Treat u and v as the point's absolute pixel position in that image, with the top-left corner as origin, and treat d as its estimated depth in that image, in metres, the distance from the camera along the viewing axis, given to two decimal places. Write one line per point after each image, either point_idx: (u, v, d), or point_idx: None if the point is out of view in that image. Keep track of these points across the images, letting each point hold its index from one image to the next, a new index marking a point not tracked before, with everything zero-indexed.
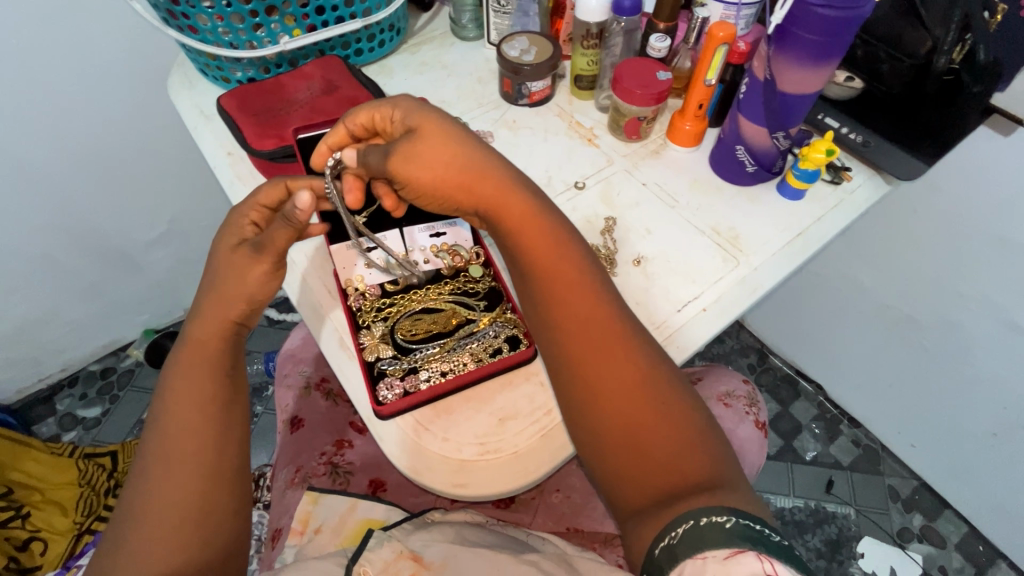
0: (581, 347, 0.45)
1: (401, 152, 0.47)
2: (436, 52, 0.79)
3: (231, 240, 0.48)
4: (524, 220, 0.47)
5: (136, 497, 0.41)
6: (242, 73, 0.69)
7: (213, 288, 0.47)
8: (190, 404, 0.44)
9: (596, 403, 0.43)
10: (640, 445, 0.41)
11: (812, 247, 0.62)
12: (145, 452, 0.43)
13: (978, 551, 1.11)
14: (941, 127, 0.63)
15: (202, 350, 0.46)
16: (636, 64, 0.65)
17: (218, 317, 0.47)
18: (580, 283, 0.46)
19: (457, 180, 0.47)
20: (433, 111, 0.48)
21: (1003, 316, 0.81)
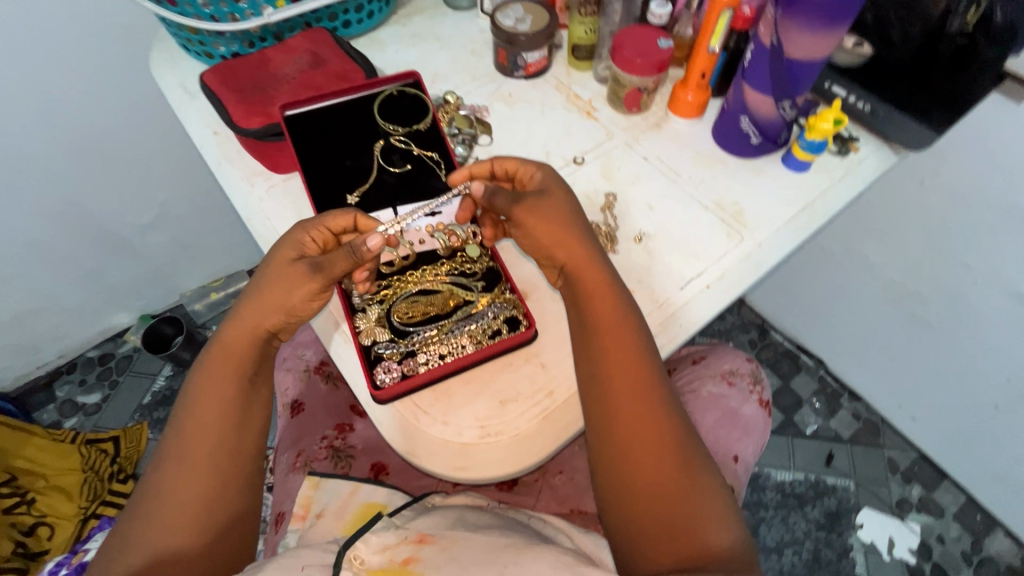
0: (623, 395, 0.44)
1: (524, 204, 0.49)
2: (428, 22, 0.76)
3: (285, 247, 0.48)
4: (592, 273, 0.47)
5: (149, 490, 0.43)
6: (225, 48, 0.66)
7: (255, 293, 0.47)
8: (213, 409, 0.45)
9: (625, 450, 0.43)
10: (663, 502, 0.41)
11: (818, 220, 0.60)
12: (164, 448, 0.44)
13: (976, 521, 1.12)
14: (953, 94, 0.61)
15: (232, 355, 0.46)
16: (636, 31, 0.63)
17: (252, 324, 0.47)
18: (627, 333, 0.46)
19: (558, 236, 0.48)
20: (564, 181, 0.51)
21: (1009, 288, 0.80)
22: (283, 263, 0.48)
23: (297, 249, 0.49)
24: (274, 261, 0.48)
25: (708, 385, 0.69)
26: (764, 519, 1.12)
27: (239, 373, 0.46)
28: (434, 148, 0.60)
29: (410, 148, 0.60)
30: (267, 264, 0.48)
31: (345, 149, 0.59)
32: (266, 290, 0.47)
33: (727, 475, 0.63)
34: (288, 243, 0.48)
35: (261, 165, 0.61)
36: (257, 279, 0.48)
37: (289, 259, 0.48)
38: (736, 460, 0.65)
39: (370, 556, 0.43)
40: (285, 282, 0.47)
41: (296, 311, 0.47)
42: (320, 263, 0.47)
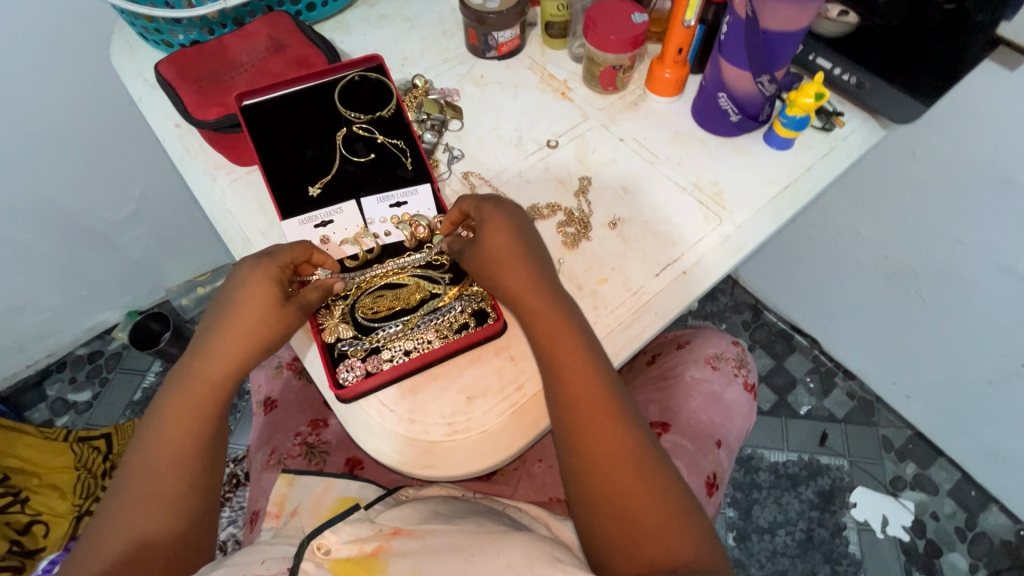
0: (582, 426, 0.43)
1: (468, 250, 0.49)
2: (397, 2, 0.73)
3: (258, 278, 0.45)
4: (534, 295, 0.46)
5: (102, 533, 0.41)
6: (184, 36, 0.64)
7: (226, 327, 0.45)
8: (179, 452, 0.43)
9: (589, 480, 0.42)
10: (631, 525, 0.40)
11: (801, 200, 0.58)
12: (124, 487, 0.42)
13: (970, 497, 1.12)
14: (939, 61, 0.59)
15: (201, 390, 0.44)
16: (609, 6, 0.60)
17: (226, 362, 0.45)
18: (583, 363, 0.44)
19: (500, 268, 0.47)
20: (509, 205, 0.49)
21: (1003, 264, 0.78)
22: (260, 302, 0.45)
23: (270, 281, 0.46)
24: (251, 293, 0.45)
25: (692, 369, 0.67)
26: (758, 500, 1.11)
27: (208, 415, 0.44)
28: (399, 135, 0.58)
29: (374, 136, 0.58)
30: (240, 294, 0.45)
31: (307, 138, 0.56)
32: (240, 325, 0.45)
33: (709, 459, 0.62)
34: (261, 274, 0.45)
35: (223, 157, 0.59)
36: (230, 312, 0.45)
37: (271, 295, 0.45)
38: (719, 445, 0.63)
39: (338, 546, 0.42)
40: (260, 320, 0.45)
41: (268, 347, 0.46)
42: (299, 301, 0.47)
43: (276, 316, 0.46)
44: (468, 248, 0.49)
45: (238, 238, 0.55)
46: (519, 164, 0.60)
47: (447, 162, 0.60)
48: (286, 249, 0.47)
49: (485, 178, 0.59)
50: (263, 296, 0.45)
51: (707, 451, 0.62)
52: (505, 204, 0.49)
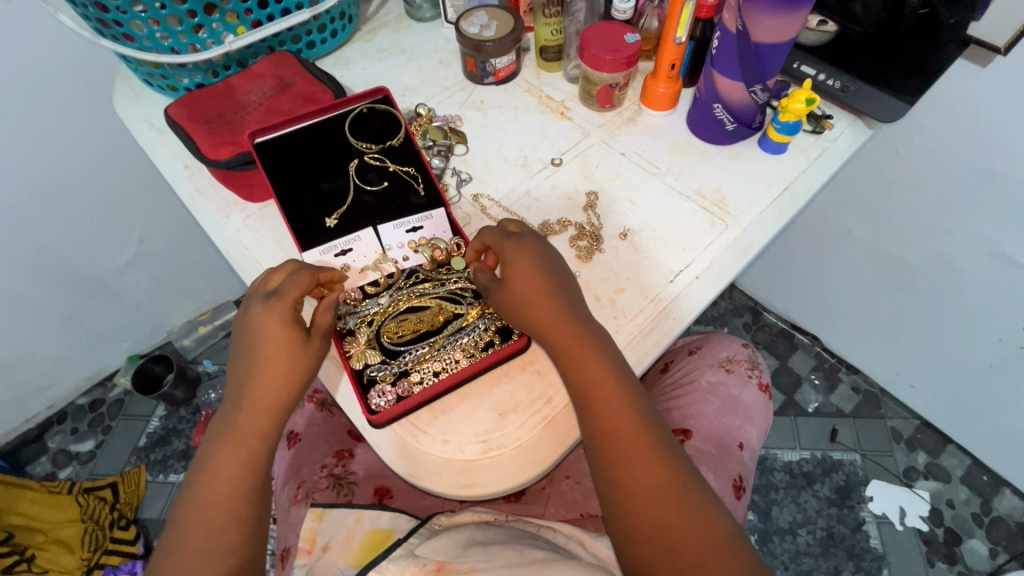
0: (619, 454, 0.43)
1: (494, 290, 0.49)
2: (393, 36, 0.76)
3: (272, 315, 0.45)
4: (566, 328, 0.46)
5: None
6: (189, 79, 0.65)
7: (255, 366, 0.45)
8: (217, 518, 0.41)
9: (630, 512, 0.42)
10: (677, 555, 0.40)
11: (800, 201, 0.60)
12: (176, 539, 0.41)
13: (982, 481, 1.13)
14: (917, 63, 0.62)
15: (244, 432, 0.44)
16: (602, 28, 0.62)
17: (255, 412, 0.44)
18: (619, 394, 0.44)
19: (534, 301, 0.47)
20: (534, 241, 0.49)
21: (992, 249, 0.81)
22: (283, 335, 0.45)
23: (286, 314, 0.46)
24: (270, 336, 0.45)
25: (706, 374, 0.68)
26: (776, 501, 1.12)
27: (244, 471, 0.43)
28: (410, 162, 0.59)
29: (385, 165, 0.59)
30: (258, 340, 0.45)
31: (320, 171, 0.57)
32: (265, 362, 0.45)
33: (734, 462, 0.62)
34: (274, 310, 0.45)
35: (237, 195, 0.60)
36: (252, 360, 0.45)
37: (293, 335, 0.45)
38: (741, 447, 0.64)
39: None
40: (283, 353, 0.45)
41: (299, 378, 0.45)
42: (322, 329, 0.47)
43: (301, 353, 0.45)
44: (494, 286, 0.49)
45: (257, 272, 0.56)
46: (527, 183, 0.62)
47: (456, 185, 0.62)
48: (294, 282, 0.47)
49: (494, 199, 0.61)
50: (282, 330, 0.45)
51: (731, 455, 0.62)
52: (533, 237, 0.50)
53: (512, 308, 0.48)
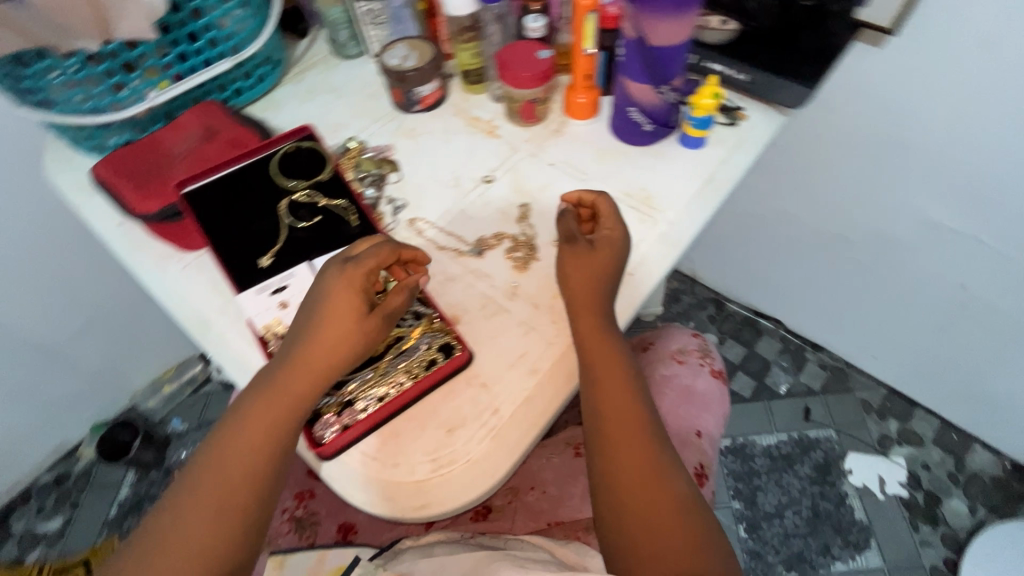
0: (618, 432, 0.49)
1: (575, 249, 0.54)
2: (322, 76, 0.78)
3: (345, 288, 0.46)
4: (592, 324, 0.51)
5: (142, 551, 0.41)
6: (117, 138, 0.66)
7: (314, 335, 0.46)
8: (237, 473, 0.43)
9: (619, 485, 0.47)
10: (656, 535, 0.45)
11: (722, 190, 0.63)
12: (195, 480, 0.43)
13: (953, 440, 1.16)
14: (815, 51, 0.66)
15: (283, 397, 0.45)
16: (517, 48, 0.65)
17: (294, 380, 0.45)
18: (622, 389, 0.50)
19: (591, 284, 0.52)
20: (623, 233, 0.54)
21: (919, 215, 0.85)
22: (348, 312, 0.46)
23: (358, 290, 0.47)
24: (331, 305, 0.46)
25: (660, 367, 0.70)
26: (760, 486, 1.13)
27: (267, 439, 0.44)
28: (342, 196, 0.58)
29: (317, 201, 0.58)
30: (320, 304, 0.47)
31: (250, 212, 0.56)
32: (323, 334, 0.46)
33: (692, 451, 0.64)
34: (348, 283, 0.46)
35: (172, 247, 0.60)
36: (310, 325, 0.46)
37: (356, 310, 0.46)
38: (699, 435, 0.66)
39: None
40: (343, 327, 0.46)
41: (351, 355, 0.46)
42: (386, 308, 0.48)
43: (358, 331, 0.46)
44: (575, 247, 0.54)
45: (197, 320, 0.56)
46: (461, 203, 0.63)
47: (392, 213, 0.63)
48: (372, 257, 0.48)
49: (431, 222, 0.62)
50: (349, 305, 0.46)
51: (688, 445, 0.65)
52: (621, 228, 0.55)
53: (580, 276, 0.52)
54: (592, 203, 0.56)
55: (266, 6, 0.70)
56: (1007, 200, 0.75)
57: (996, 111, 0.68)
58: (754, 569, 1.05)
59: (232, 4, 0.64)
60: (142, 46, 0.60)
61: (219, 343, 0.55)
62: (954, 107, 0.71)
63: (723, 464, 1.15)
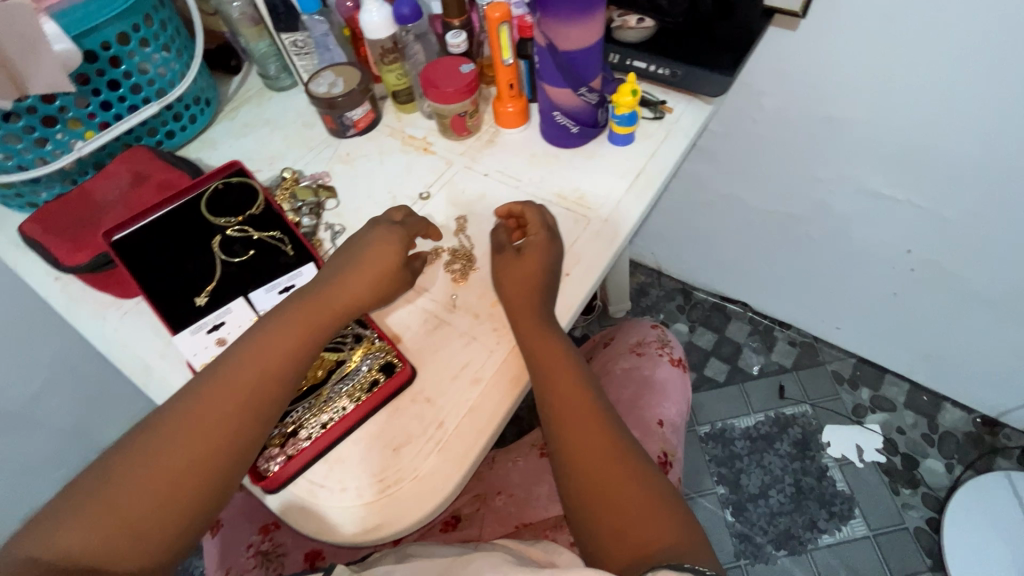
0: (571, 423, 0.49)
1: (505, 257, 0.56)
2: (256, 110, 0.78)
3: (387, 235, 0.53)
4: (531, 321, 0.52)
5: (135, 457, 0.42)
6: (47, 192, 0.65)
7: (354, 267, 0.52)
8: (258, 372, 0.46)
9: (582, 473, 0.47)
10: (620, 512, 0.45)
11: (654, 183, 0.64)
12: (219, 365, 0.46)
13: (924, 402, 1.18)
14: (730, 41, 0.68)
15: (315, 314, 0.49)
16: (440, 64, 0.66)
17: (324, 312, 0.49)
18: (570, 377, 0.51)
19: (528, 286, 0.53)
20: (550, 237, 0.55)
21: (858, 185, 0.87)
22: (386, 253, 0.52)
23: (397, 237, 0.54)
24: (374, 248, 0.52)
25: (621, 361, 0.73)
26: (743, 469, 1.14)
27: (291, 356, 0.47)
28: (274, 227, 0.59)
29: (249, 235, 0.58)
30: (358, 254, 0.52)
31: (183, 253, 0.56)
32: (360, 267, 0.52)
33: (654, 440, 0.64)
34: (390, 232, 0.54)
35: (111, 295, 0.59)
36: (345, 271, 0.52)
37: (392, 262, 0.52)
38: (661, 424, 0.66)
39: None
40: (377, 264, 0.52)
41: (379, 293, 0.52)
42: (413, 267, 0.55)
43: (389, 275, 0.52)
44: (504, 255, 0.56)
45: (139, 367, 0.55)
46: None
47: (331, 239, 0.64)
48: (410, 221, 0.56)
49: None
50: (388, 246, 0.53)
51: (651, 434, 0.64)
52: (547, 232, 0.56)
53: (510, 282, 0.54)
54: (522, 212, 0.58)
55: (188, 47, 0.71)
56: (935, 165, 0.77)
57: (910, 84, 0.70)
58: (743, 552, 1.06)
59: (150, 48, 0.65)
60: (61, 98, 0.60)
61: (163, 387, 0.54)
62: (871, 83, 0.73)
63: (705, 451, 1.16)
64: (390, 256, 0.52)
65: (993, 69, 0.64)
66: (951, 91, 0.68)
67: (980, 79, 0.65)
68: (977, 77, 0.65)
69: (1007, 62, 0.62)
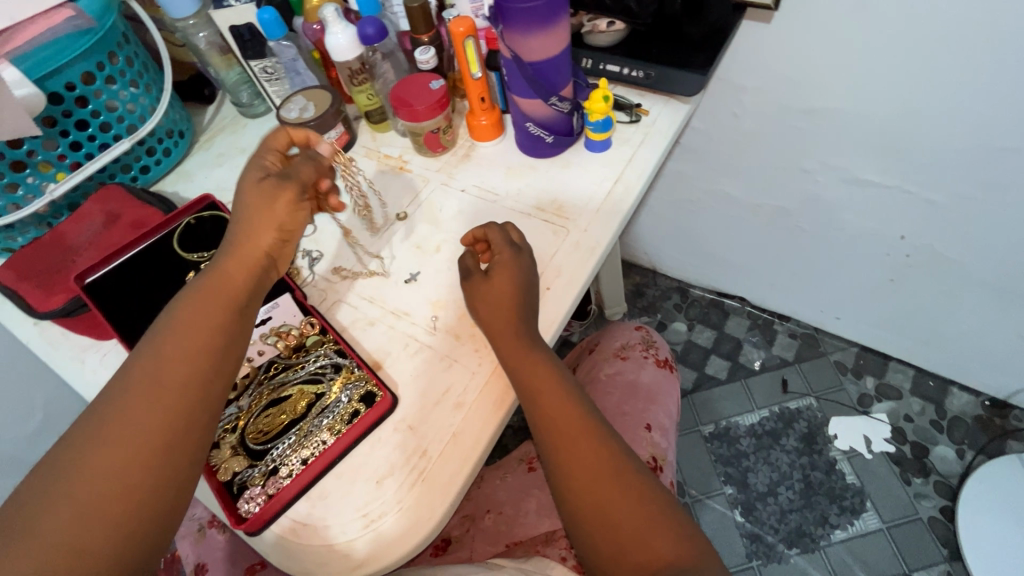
0: (563, 443, 0.46)
1: (473, 283, 0.54)
2: (230, 138, 0.78)
3: (254, 174, 0.51)
4: (512, 335, 0.50)
5: (52, 480, 0.38)
6: (22, 237, 0.65)
7: (243, 219, 0.49)
8: (175, 354, 0.43)
9: (575, 491, 0.45)
10: (620, 530, 0.42)
11: (633, 187, 0.63)
12: (133, 362, 0.43)
13: (930, 387, 1.16)
14: (704, 39, 0.67)
15: (229, 279, 0.47)
16: (408, 82, 0.65)
17: (235, 275, 0.47)
18: (557, 389, 0.48)
19: (503, 302, 0.51)
20: (516, 252, 0.54)
21: (845, 175, 0.85)
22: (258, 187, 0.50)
23: (264, 172, 0.52)
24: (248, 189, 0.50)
25: (605, 367, 0.75)
26: (749, 467, 1.12)
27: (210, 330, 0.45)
28: None
29: None
30: (239, 204, 0.50)
31: (158, 291, 0.56)
32: (249, 215, 0.49)
33: (644, 445, 0.66)
34: (254, 169, 0.52)
35: (88, 337, 0.59)
36: (235, 226, 0.49)
37: (271, 198, 0.49)
38: (649, 428, 0.68)
39: None
40: (263, 204, 0.49)
41: (285, 229, 0.50)
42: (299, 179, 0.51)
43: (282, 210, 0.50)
44: (472, 280, 0.54)
45: None
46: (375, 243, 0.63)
47: (309, 265, 0.61)
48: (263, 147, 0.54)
49: (348, 268, 0.61)
50: (259, 182, 0.50)
51: (639, 439, 0.66)
52: (513, 249, 0.54)
53: (483, 308, 0.52)
54: (485, 235, 0.56)
55: (157, 80, 0.71)
56: (921, 151, 0.76)
57: (889, 70, 0.69)
58: (755, 552, 1.04)
59: (117, 85, 0.64)
60: (29, 143, 0.59)
61: None
62: (850, 73, 0.71)
63: (709, 451, 1.15)
64: (271, 190, 0.49)
65: (971, 51, 0.62)
66: (930, 77, 0.67)
67: (959, 63, 0.64)
68: (957, 60, 0.64)
69: (984, 43, 0.61)
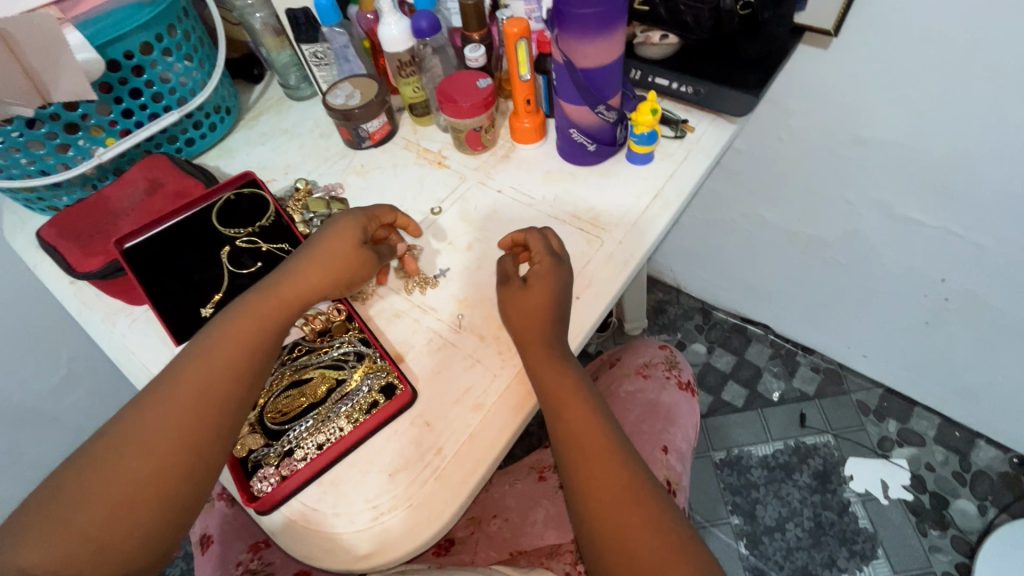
0: (584, 456, 0.46)
1: (511, 288, 0.53)
2: (275, 119, 0.78)
3: (349, 224, 0.53)
4: (540, 344, 0.49)
5: (87, 472, 0.40)
6: (68, 196, 0.66)
7: (319, 262, 0.50)
8: (217, 371, 0.44)
9: (589, 507, 0.44)
10: (634, 556, 0.41)
11: (672, 204, 0.62)
12: (181, 364, 0.45)
13: (955, 438, 1.12)
14: (758, 57, 0.65)
15: (280, 307, 0.48)
16: (456, 78, 0.65)
17: (284, 303, 0.49)
18: (580, 403, 0.48)
19: (539, 309, 0.50)
20: (556, 263, 0.53)
21: (889, 211, 0.83)
22: (349, 242, 0.52)
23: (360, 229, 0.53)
24: (338, 238, 0.51)
25: (625, 384, 0.74)
26: (759, 499, 1.09)
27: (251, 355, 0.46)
28: (283, 239, 0.59)
29: (257, 246, 0.59)
30: (324, 243, 0.51)
31: (192, 263, 0.57)
32: (325, 263, 0.50)
33: (659, 467, 0.65)
34: (354, 221, 0.53)
35: (122, 301, 0.60)
36: (308, 262, 0.50)
37: (349, 258, 0.51)
38: (666, 450, 0.67)
39: None
40: (341, 262, 0.51)
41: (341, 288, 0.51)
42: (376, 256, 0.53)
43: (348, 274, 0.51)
44: (516, 281, 0.53)
45: (143, 374, 0.55)
46: None
47: None
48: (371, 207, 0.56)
49: None
50: (353, 240, 0.52)
51: (654, 460, 0.65)
52: (552, 260, 0.53)
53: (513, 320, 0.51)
54: (524, 240, 0.56)
55: (211, 55, 0.72)
56: (972, 191, 0.73)
57: (946, 108, 0.67)
58: None
59: (173, 57, 0.65)
60: (83, 106, 0.60)
61: None
62: (906, 106, 0.69)
63: (719, 478, 1.12)
64: (356, 261, 0.51)
65: None
66: (991, 116, 0.64)
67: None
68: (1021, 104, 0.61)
69: None
